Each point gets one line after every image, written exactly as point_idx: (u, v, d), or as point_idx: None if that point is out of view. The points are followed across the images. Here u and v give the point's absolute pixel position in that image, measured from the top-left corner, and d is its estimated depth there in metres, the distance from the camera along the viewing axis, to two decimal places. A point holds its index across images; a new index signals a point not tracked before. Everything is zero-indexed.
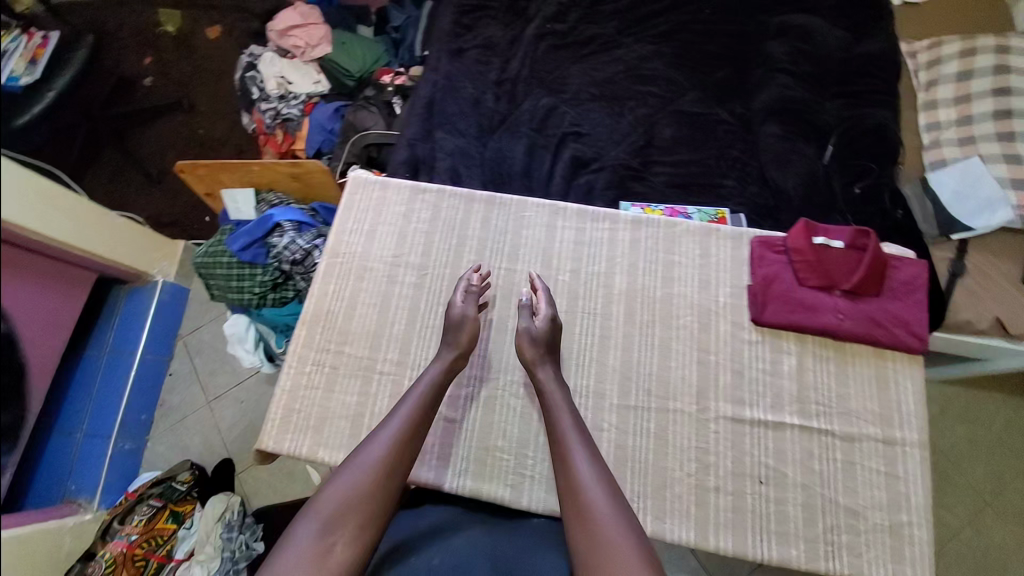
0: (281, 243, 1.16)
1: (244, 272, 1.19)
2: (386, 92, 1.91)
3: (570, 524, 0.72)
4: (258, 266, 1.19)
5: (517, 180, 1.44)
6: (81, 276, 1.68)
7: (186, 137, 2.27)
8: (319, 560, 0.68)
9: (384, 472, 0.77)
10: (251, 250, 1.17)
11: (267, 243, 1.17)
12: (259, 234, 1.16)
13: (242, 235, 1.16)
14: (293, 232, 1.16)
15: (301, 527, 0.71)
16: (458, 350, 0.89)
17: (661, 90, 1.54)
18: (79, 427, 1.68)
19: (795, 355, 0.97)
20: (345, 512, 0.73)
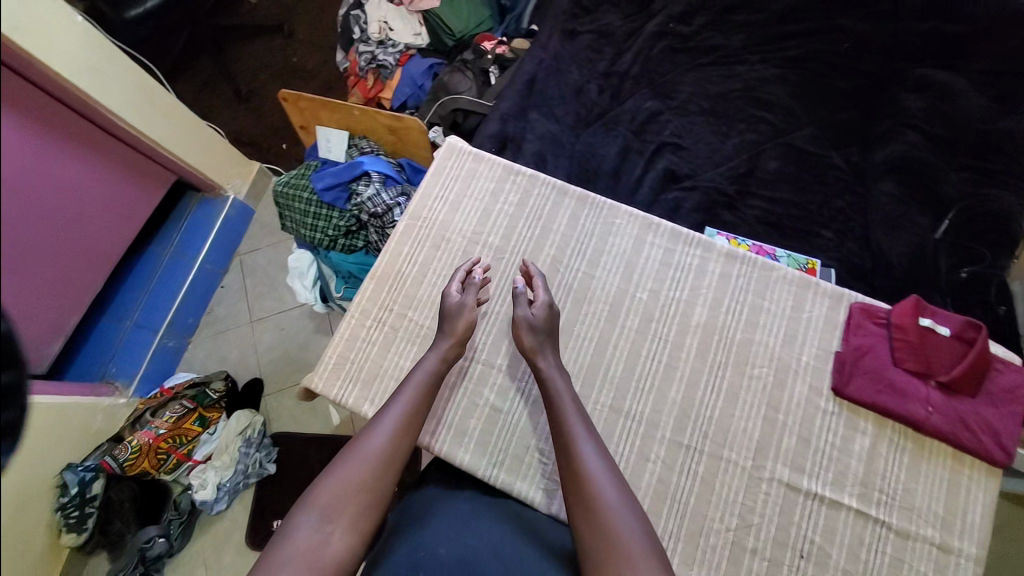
0: (365, 191, 1.18)
1: (320, 212, 1.21)
2: (485, 59, 1.86)
3: (573, 513, 0.71)
4: (335, 210, 1.20)
5: (603, 179, 1.39)
6: (160, 176, 1.72)
7: (279, 62, 2.29)
8: (315, 552, 0.69)
9: (382, 467, 0.77)
10: (334, 192, 1.19)
11: (351, 189, 1.19)
12: (346, 178, 1.19)
13: (330, 175, 1.19)
14: (379, 183, 1.17)
15: (301, 517, 0.72)
16: (453, 341, 0.89)
17: (775, 118, 1.44)
18: (129, 317, 1.76)
19: (870, 436, 0.91)
20: (344, 503, 0.73)
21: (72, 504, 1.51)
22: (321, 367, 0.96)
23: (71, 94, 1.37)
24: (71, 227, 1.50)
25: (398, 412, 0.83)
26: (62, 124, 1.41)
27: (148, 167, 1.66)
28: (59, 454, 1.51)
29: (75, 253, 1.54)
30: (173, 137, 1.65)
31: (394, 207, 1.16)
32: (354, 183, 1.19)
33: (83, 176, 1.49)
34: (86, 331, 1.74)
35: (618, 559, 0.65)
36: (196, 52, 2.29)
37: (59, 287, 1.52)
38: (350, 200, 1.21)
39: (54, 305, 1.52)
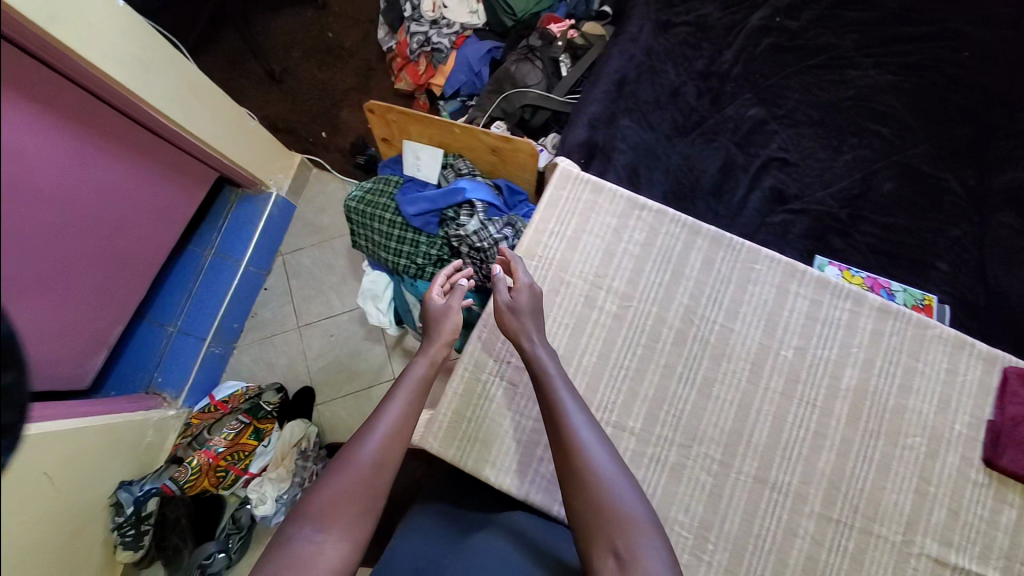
0: (464, 219, 1.09)
1: (410, 238, 1.13)
2: (555, 46, 1.68)
3: (567, 491, 0.68)
4: (427, 236, 1.12)
5: (703, 198, 1.27)
6: (202, 174, 1.57)
7: (314, 37, 2.08)
8: (310, 561, 0.66)
9: (376, 470, 0.76)
10: (428, 217, 1.11)
11: (447, 216, 1.11)
12: (442, 204, 1.10)
13: (424, 199, 1.11)
14: (481, 212, 1.09)
15: (291, 528, 0.69)
16: (439, 342, 0.90)
17: (889, 132, 1.31)
18: (173, 322, 1.67)
19: (1019, 511, 0.85)
20: (337, 509, 0.71)
21: (129, 522, 1.44)
22: (433, 427, 0.90)
23: (108, 88, 1.21)
24: (116, 236, 1.38)
25: (390, 416, 0.81)
26: (105, 125, 1.27)
27: (193, 167, 1.53)
28: (113, 471, 1.45)
29: (122, 263, 1.43)
30: (221, 135, 1.50)
31: (498, 240, 1.07)
32: (450, 209, 1.11)
33: (125, 179, 1.36)
34: (130, 337, 1.65)
35: (616, 533, 0.63)
36: (222, 24, 2.08)
37: (107, 300, 1.42)
38: (444, 227, 1.12)
39: (103, 319, 1.43)
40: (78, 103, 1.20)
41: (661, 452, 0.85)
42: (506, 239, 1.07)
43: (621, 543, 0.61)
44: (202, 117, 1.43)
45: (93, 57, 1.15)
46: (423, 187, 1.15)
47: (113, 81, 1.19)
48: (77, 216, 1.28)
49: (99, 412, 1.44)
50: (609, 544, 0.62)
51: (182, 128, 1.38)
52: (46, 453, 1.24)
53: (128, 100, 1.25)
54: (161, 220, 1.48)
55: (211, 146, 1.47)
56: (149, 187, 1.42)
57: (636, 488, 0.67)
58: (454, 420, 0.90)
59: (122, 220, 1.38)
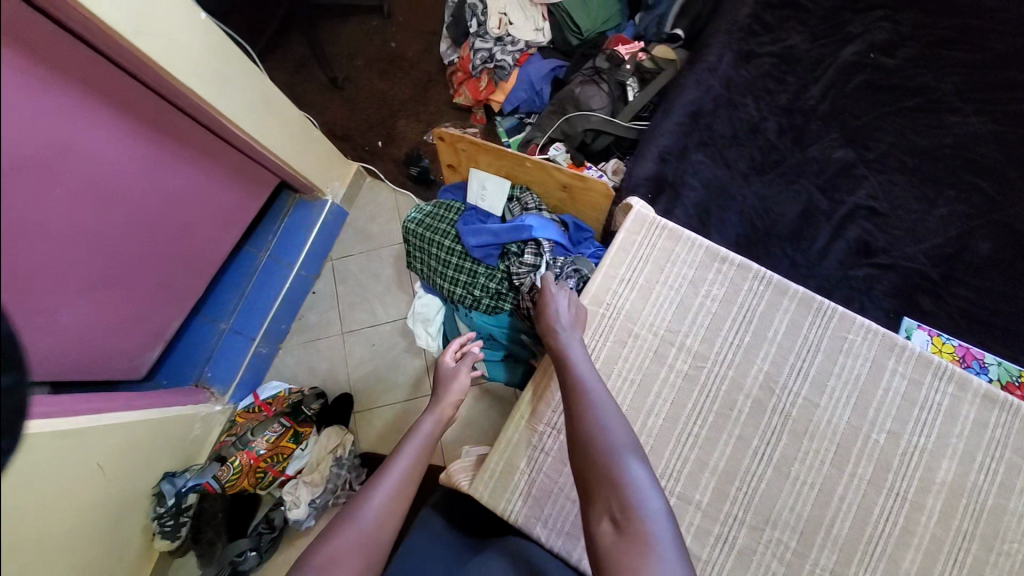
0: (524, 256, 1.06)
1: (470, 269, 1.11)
2: (623, 70, 1.63)
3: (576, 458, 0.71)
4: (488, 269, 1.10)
5: (777, 244, 1.19)
6: (264, 179, 1.59)
7: (377, 46, 2.09)
8: None
9: (384, 521, 0.74)
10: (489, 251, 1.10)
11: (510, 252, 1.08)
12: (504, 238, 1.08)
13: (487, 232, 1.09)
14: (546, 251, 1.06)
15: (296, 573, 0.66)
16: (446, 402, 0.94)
17: (995, 186, 1.19)
18: (226, 320, 1.70)
19: None
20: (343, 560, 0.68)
21: (168, 513, 1.45)
22: (484, 476, 0.86)
23: (184, 96, 1.22)
24: (179, 237, 1.41)
25: (401, 465, 0.81)
26: (178, 130, 1.29)
27: (255, 172, 1.54)
28: (159, 462, 1.46)
29: (182, 263, 1.45)
30: (285, 143, 1.51)
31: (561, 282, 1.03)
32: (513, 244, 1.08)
33: (192, 182, 1.38)
34: (183, 330, 1.69)
35: (613, 496, 0.64)
36: (290, 28, 2.12)
37: (165, 299, 1.45)
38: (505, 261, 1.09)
39: (160, 316, 1.46)
40: (154, 108, 1.22)
41: (729, 534, 0.78)
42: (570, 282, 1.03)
43: (617, 507, 0.62)
44: (268, 126, 1.44)
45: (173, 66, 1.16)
46: (487, 218, 1.13)
47: (190, 91, 1.21)
48: (146, 217, 1.31)
49: (153, 405, 1.46)
50: (606, 508, 0.63)
51: (249, 136, 1.39)
52: (101, 443, 1.26)
53: (201, 107, 1.26)
54: (220, 223, 1.51)
55: (274, 154, 1.48)
56: (213, 190, 1.44)
57: (646, 468, 0.67)
58: (503, 469, 0.86)
59: (187, 222, 1.41)
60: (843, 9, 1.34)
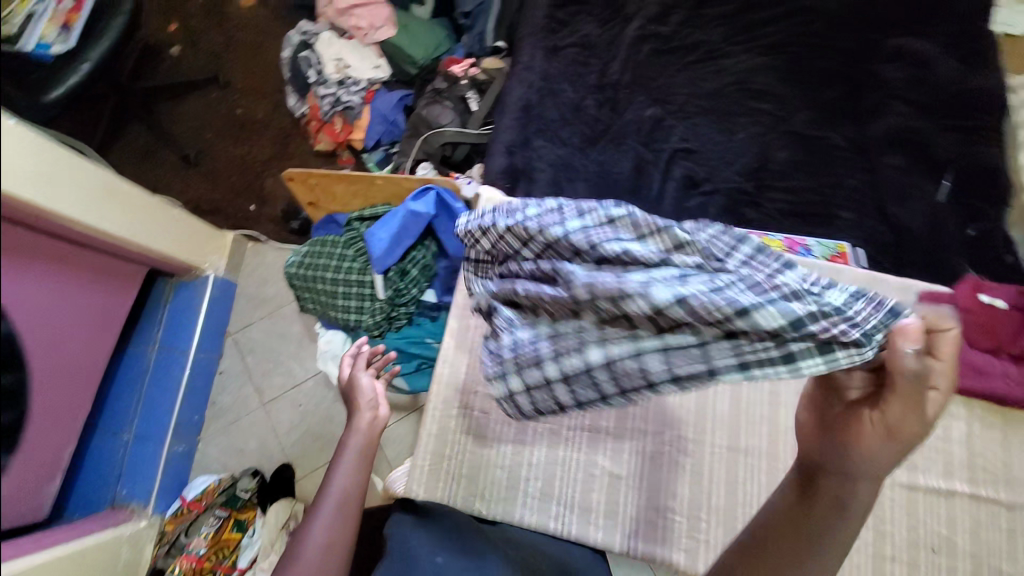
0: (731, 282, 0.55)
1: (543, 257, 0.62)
2: (460, 86, 1.78)
3: None
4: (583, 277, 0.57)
5: (625, 197, 1.36)
6: (130, 271, 1.51)
7: (224, 117, 2.08)
8: None
9: (332, 545, 0.77)
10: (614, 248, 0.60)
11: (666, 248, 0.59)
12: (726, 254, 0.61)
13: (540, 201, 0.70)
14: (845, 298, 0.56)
15: None
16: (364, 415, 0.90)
17: (772, 107, 1.44)
18: (128, 428, 1.55)
19: (963, 421, 0.93)
20: None
21: None
22: (416, 476, 0.89)
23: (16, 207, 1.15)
24: (61, 357, 1.31)
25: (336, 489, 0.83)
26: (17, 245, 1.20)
27: (116, 268, 1.47)
28: None
29: (67, 383, 1.35)
30: (147, 231, 1.47)
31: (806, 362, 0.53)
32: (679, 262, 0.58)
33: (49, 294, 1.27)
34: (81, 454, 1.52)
35: None
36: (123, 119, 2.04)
37: (58, 426, 1.34)
38: (406, 257, 1.09)
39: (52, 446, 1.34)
40: None
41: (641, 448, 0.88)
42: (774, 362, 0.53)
43: None
44: (122, 220, 1.39)
45: (11, 188, 1.10)
46: (383, 237, 1.05)
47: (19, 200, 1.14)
48: None
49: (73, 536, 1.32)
50: None
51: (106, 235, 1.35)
52: None
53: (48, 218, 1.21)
54: (91, 328, 1.41)
55: (138, 245, 1.45)
56: (82, 297, 1.37)
57: None
58: (432, 460, 0.90)
59: (65, 341, 1.32)
60: None
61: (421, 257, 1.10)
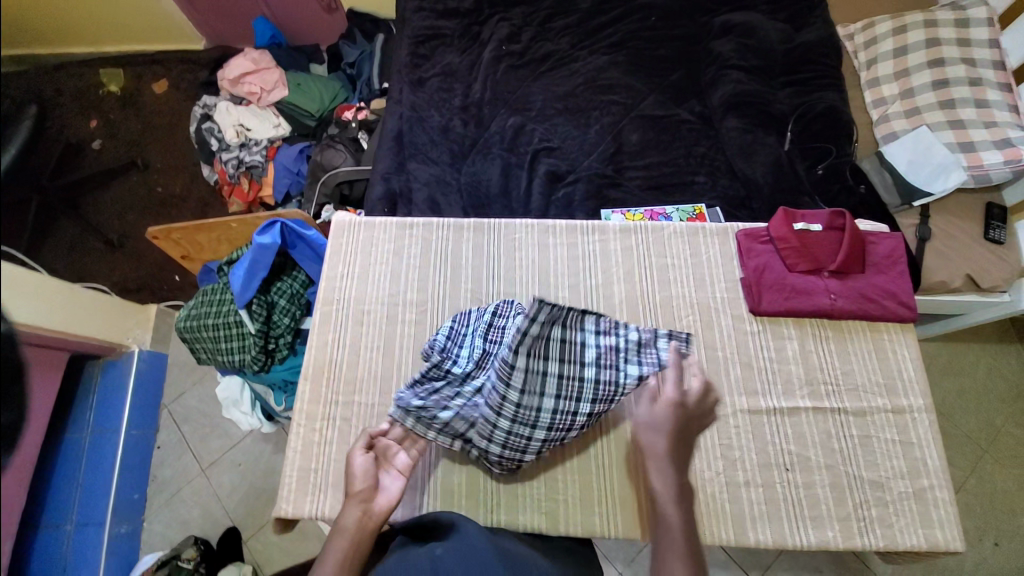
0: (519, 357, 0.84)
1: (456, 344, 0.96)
2: (351, 128, 1.90)
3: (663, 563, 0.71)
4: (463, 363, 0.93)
5: (497, 201, 1.45)
6: (53, 359, 1.49)
7: (144, 199, 2.09)
8: None
9: None
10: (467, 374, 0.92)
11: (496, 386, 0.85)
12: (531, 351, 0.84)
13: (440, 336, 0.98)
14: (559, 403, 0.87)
15: None
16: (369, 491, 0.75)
17: (622, 97, 1.57)
18: (68, 517, 1.49)
19: (797, 339, 1.00)
20: None
21: None
22: (284, 493, 0.93)
23: None
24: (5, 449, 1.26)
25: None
26: None
27: (39, 357, 1.43)
28: None
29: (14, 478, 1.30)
30: (62, 316, 1.46)
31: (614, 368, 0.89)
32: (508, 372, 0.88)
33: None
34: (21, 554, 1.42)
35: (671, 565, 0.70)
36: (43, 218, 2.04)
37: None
38: (272, 289, 1.18)
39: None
40: None
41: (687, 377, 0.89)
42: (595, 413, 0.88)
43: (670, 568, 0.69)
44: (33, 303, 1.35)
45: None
46: (235, 269, 1.14)
47: None
48: None
49: None
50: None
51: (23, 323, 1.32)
52: None
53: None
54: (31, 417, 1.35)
55: (56, 330, 1.43)
56: None
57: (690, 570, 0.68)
58: None
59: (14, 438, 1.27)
60: (473, 25, 1.72)
61: (288, 287, 1.19)
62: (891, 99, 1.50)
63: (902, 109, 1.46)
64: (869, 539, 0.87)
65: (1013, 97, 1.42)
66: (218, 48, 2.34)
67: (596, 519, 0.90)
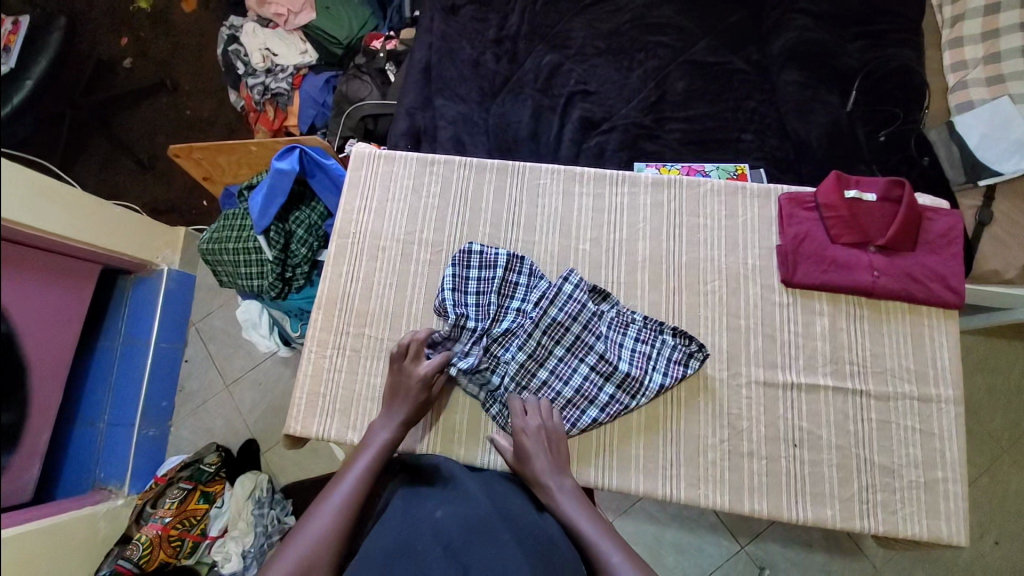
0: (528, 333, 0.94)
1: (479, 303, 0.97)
2: (378, 59, 1.80)
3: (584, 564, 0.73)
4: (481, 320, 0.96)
5: (525, 146, 1.38)
6: (87, 270, 1.53)
7: (173, 121, 2.06)
8: None
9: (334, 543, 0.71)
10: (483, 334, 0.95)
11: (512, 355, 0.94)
12: (554, 335, 0.94)
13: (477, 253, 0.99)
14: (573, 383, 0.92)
15: None
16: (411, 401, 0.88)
17: (671, 39, 1.43)
18: (101, 416, 1.59)
19: (827, 314, 0.94)
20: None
21: None
22: (295, 413, 0.96)
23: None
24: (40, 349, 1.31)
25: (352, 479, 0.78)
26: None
27: (73, 268, 1.48)
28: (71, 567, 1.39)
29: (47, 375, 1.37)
30: (90, 225, 1.47)
31: (641, 369, 0.91)
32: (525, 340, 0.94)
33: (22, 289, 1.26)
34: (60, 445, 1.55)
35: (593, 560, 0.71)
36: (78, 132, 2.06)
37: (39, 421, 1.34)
38: (290, 218, 1.17)
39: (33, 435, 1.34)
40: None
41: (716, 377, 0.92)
42: (616, 400, 0.90)
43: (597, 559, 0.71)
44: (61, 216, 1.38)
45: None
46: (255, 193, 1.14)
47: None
48: None
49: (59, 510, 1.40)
50: None
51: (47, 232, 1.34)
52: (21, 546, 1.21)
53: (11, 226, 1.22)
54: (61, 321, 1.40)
55: (86, 241, 1.46)
56: (48, 293, 1.38)
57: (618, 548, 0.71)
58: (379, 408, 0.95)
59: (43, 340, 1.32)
60: None
61: (306, 217, 1.18)
62: (973, 63, 1.32)
63: (983, 76, 1.29)
64: (869, 522, 0.86)
65: None
66: None
67: (592, 472, 0.89)
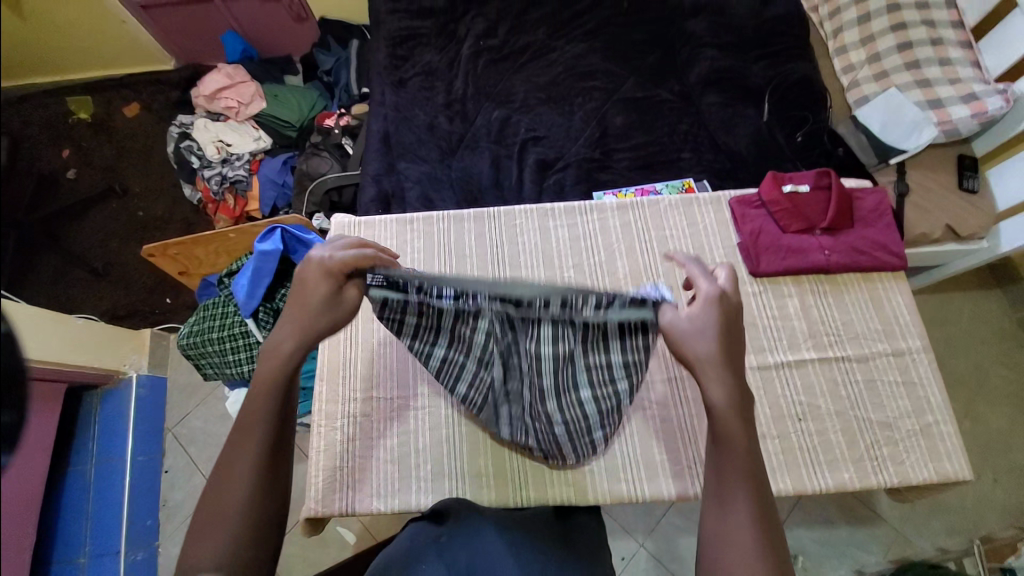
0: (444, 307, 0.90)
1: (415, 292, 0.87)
2: (334, 135, 1.89)
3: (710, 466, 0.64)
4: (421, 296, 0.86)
5: (490, 193, 1.47)
6: (52, 390, 1.45)
7: (127, 224, 2.04)
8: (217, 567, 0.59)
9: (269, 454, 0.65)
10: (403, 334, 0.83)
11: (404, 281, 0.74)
12: None
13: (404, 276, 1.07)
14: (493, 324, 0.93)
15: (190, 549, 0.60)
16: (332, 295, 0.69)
17: (603, 82, 1.60)
18: (82, 550, 1.48)
19: (797, 296, 1.03)
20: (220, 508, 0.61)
21: None
22: (313, 493, 0.93)
23: None
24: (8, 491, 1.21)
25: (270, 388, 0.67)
26: None
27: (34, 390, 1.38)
28: None
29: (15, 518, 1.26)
30: (55, 344, 1.41)
31: None
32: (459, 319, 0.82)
33: None
34: None
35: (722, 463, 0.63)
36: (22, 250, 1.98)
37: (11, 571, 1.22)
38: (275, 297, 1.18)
39: None
40: None
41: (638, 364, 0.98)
42: None
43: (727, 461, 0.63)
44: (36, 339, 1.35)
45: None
46: (238, 278, 1.15)
47: None
48: None
49: None
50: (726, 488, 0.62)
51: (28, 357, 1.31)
52: None
53: None
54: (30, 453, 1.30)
55: (53, 360, 1.39)
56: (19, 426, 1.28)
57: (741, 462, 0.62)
58: (400, 469, 0.95)
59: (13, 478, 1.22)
60: (448, 22, 1.72)
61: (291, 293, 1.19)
62: (859, 65, 1.55)
63: (871, 73, 1.52)
64: (884, 477, 0.91)
65: (974, 54, 1.48)
66: (187, 69, 2.25)
67: (623, 485, 0.93)
